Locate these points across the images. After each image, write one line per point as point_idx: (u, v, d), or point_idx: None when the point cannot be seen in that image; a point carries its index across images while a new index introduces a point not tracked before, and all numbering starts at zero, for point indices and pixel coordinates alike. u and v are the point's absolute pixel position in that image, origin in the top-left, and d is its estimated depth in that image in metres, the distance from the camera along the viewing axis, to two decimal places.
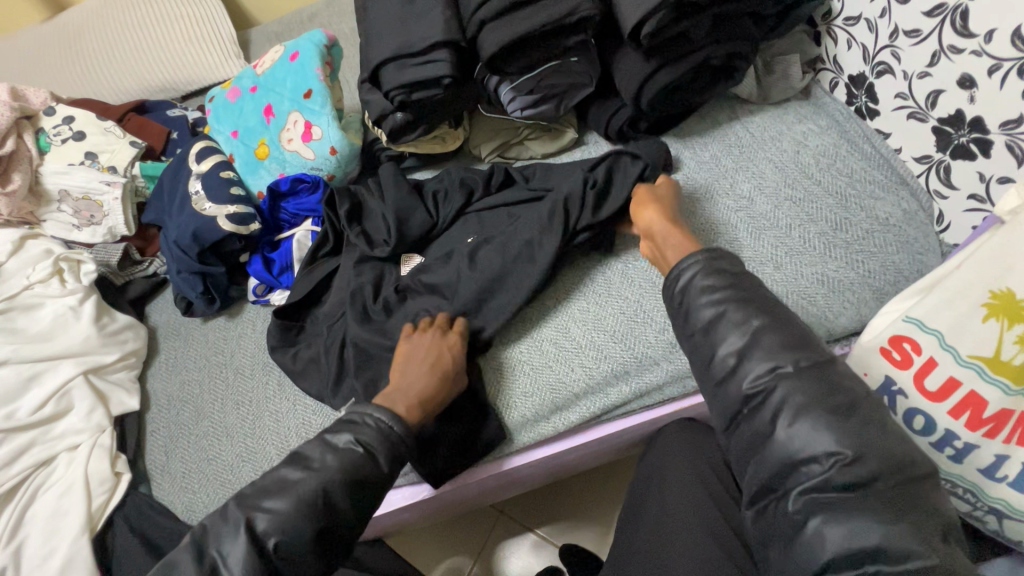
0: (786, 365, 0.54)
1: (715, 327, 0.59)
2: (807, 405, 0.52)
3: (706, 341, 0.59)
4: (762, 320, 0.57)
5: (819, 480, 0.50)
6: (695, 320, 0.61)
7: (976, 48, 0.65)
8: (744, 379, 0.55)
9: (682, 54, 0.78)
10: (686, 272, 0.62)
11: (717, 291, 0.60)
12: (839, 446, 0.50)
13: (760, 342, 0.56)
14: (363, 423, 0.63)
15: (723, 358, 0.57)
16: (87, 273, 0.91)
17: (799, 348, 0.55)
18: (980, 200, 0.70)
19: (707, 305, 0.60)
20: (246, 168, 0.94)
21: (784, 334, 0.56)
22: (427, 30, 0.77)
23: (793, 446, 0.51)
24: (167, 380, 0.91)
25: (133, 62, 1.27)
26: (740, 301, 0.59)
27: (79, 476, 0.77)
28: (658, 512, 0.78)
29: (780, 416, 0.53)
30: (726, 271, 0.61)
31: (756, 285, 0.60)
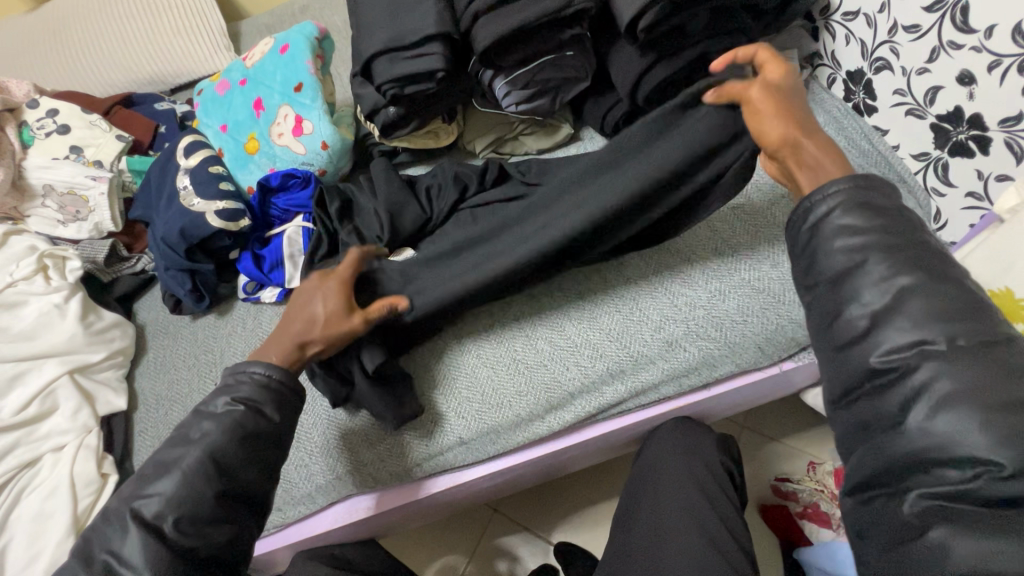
0: (936, 341, 0.44)
1: (848, 280, 0.49)
2: (957, 396, 0.43)
3: (833, 297, 0.50)
4: (913, 278, 0.47)
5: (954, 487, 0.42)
6: (823, 270, 0.51)
7: (975, 44, 0.64)
8: (874, 350, 0.47)
9: (678, 49, 0.77)
10: (822, 204, 0.51)
11: (858, 234, 0.49)
12: (997, 456, 0.41)
13: (902, 303, 0.46)
14: (238, 382, 0.61)
15: (853, 319, 0.48)
16: (72, 270, 0.89)
17: (958, 319, 0.45)
18: (978, 198, 0.70)
19: (841, 250, 0.50)
20: (236, 162, 0.92)
21: (938, 300, 0.46)
22: (420, 22, 0.75)
23: (929, 439, 0.43)
24: (155, 379, 0.89)
25: (119, 53, 1.24)
26: (890, 247, 0.48)
27: (64, 477, 0.75)
28: (653, 511, 0.77)
29: (917, 405, 0.44)
30: (878, 210, 0.50)
31: (916, 236, 0.49)
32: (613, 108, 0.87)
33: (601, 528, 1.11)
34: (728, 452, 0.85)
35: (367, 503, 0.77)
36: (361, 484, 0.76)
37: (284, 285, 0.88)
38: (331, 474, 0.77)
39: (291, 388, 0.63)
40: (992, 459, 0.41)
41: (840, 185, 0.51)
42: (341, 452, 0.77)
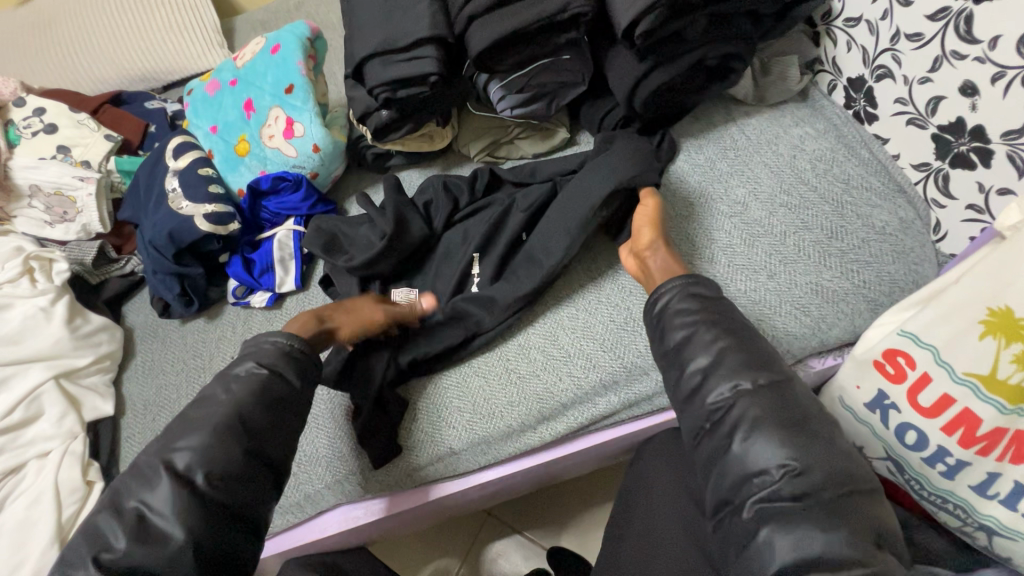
0: (746, 382, 0.56)
1: (685, 346, 0.60)
2: (762, 419, 0.53)
3: (676, 360, 0.61)
4: (727, 340, 0.59)
5: (770, 490, 0.50)
6: (667, 340, 0.62)
7: (980, 55, 0.63)
8: (707, 393, 0.57)
9: (676, 55, 0.76)
10: (664, 295, 0.64)
11: (690, 313, 0.62)
12: (787, 457, 0.51)
13: (722, 360, 0.58)
14: (261, 347, 0.66)
15: (689, 375, 0.59)
16: (59, 273, 0.87)
17: (760, 366, 0.57)
18: (979, 210, 0.69)
19: (680, 326, 0.62)
20: (225, 164, 0.90)
21: (748, 355, 0.58)
22: (413, 24, 0.74)
23: (748, 458, 0.52)
24: (143, 384, 0.88)
25: (111, 49, 1.22)
26: (711, 323, 0.61)
27: (49, 485, 0.74)
28: (645, 523, 0.76)
29: (739, 429, 0.54)
30: (703, 296, 0.63)
31: (730, 309, 0.62)
32: (610, 113, 0.86)
33: (595, 532, 1.11)
34: None
35: (361, 510, 0.77)
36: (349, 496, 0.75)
37: (274, 290, 0.88)
38: (318, 484, 0.76)
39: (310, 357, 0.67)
40: (785, 460, 0.51)
41: (678, 283, 0.65)
42: (331, 461, 0.76)
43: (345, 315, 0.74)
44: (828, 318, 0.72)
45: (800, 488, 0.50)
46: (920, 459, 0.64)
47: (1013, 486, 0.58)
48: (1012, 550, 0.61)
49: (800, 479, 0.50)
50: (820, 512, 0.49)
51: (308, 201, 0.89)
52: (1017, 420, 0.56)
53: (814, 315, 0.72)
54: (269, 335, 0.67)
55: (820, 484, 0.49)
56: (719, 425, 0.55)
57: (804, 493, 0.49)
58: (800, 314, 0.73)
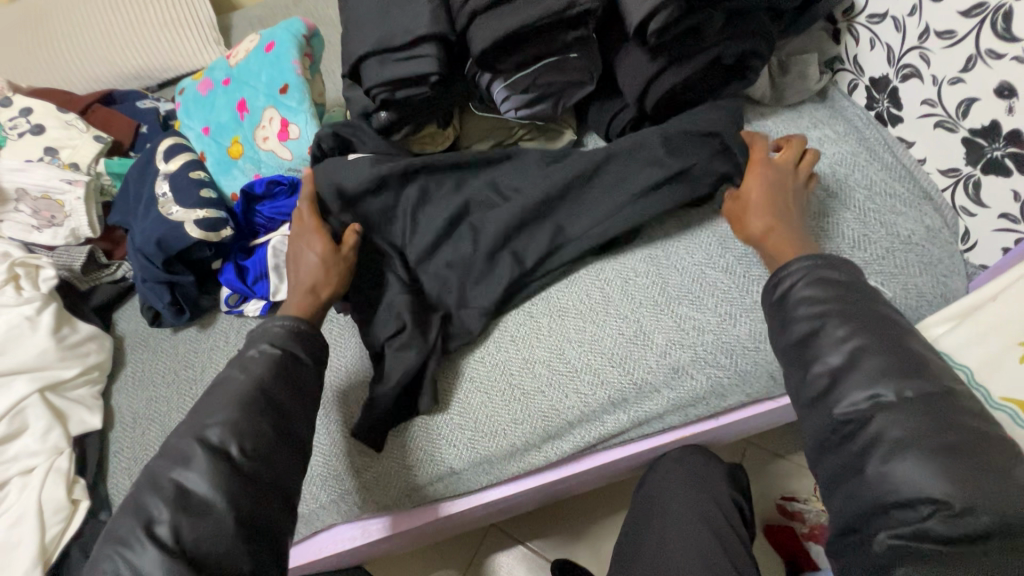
0: (888, 394, 0.49)
1: (811, 343, 0.54)
2: (906, 442, 0.47)
3: (801, 357, 0.54)
4: (866, 338, 0.51)
5: (914, 528, 0.46)
6: (788, 333, 0.56)
7: (1018, 54, 0.58)
8: (837, 403, 0.51)
9: (690, 53, 0.72)
10: (787, 278, 0.57)
11: (819, 303, 0.55)
12: (944, 494, 0.44)
13: (857, 362, 0.51)
14: (270, 330, 0.64)
15: (815, 377, 0.53)
16: (46, 279, 0.84)
17: (906, 374, 0.49)
18: (1013, 220, 0.65)
19: (803, 317, 0.55)
20: (218, 167, 0.87)
21: (890, 358, 0.50)
22: (412, 21, 0.70)
23: (884, 488, 0.47)
24: (133, 395, 0.85)
25: (103, 47, 1.18)
26: (846, 314, 0.53)
27: (32, 505, 0.71)
28: (657, 547, 0.72)
29: (874, 453, 0.48)
30: (835, 282, 0.55)
31: (869, 300, 0.54)
32: (619, 114, 0.82)
33: (602, 545, 1.08)
34: (736, 483, 0.80)
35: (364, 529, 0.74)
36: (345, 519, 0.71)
37: (268, 298, 0.84)
38: (314, 503, 0.73)
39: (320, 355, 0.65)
40: (944, 498, 0.44)
41: (800, 266, 0.58)
42: (325, 480, 0.72)
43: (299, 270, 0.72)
44: None
45: (956, 529, 0.44)
46: None
47: None
48: None
49: (957, 520, 0.44)
50: (973, 559, 0.44)
51: None
52: None
53: None
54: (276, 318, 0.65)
55: (982, 528, 0.44)
56: (848, 440, 0.50)
57: (963, 535, 0.44)
58: None
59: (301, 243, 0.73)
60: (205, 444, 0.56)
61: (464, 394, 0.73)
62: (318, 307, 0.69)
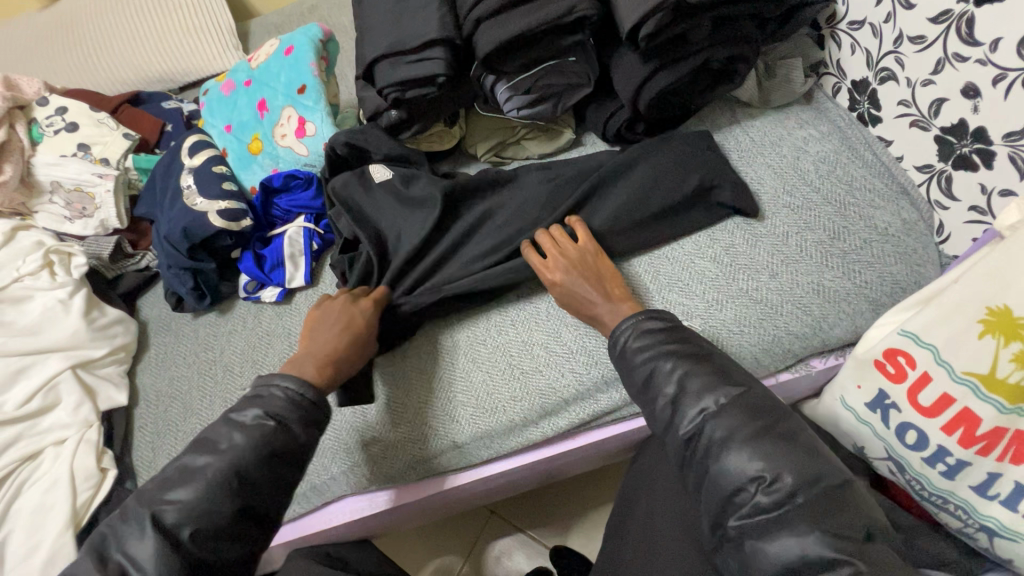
0: (711, 404, 0.57)
1: (652, 381, 0.61)
2: (729, 436, 0.55)
3: (645, 396, 0.62)
4: (683, 364, 0.60)
5: (751, 506, 0.52)
6: (635, 378, 0.63)
7: (981, 57, 0.63)
8: (680, 424, 0.58)
9: (680, 57, 0.77)
10: (621, 336, 0.64)
11: (647, 347, 0.63)
12: (761, 470, 0.52)
13: (686, 387, 0.59)
14: (268, 397, 0.62)
15: (662, 408, 0.60)
16: (78, 266, 0.90)
17: (719, 384, 0.58)
18: (981, 212, 0.69)
19: (641, 363, 0.62)
20: (239, 162, 0.93)
21: (706, 374, 0.59)
22: (422, 27, 0.75)
23: (727, 477, 0.53)
24: (156, 375, 0.90)
25: (130, 52, 1.25)
26: (669, 352, 0.62)
27: (65, 472, 0.76)
28: (646, 519, 0.77)
29: (714, 450, 0.55)
30: (660, 328, 0.64)
31: (689, 336, 0.63)
32: (615, 114, 0.87)
33: (597, 533, 1.12)
34: None
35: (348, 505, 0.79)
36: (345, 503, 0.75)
37: (284, 285, 0.90)
38: (323, 475, 0.77)
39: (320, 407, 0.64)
40: (760, 473, 0.52)
41: (626, 327, 0.65)
42: (336, 453, 0.77)
43: (325, 334, 0.71)
44: (829, 318, 0.73)
45: (778, 497, 0.51)
46: (920, 459, 0.64)
47: (1014, 487, 0.59)
48: (1013, 551, 0.60)
49: (774, 488, 0.52)
50: (802, 518, 0.50)
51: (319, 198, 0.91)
52: (1017, 420, 0.56)
53: (816, 315, 0.73)
54: (280, 380, 0.63)
55: (793, 489, 0.51)
56: (696, 452, 0.57)
57: (784, 500, 0.51)
58: (801, 313, 0.73)
59: (337, 318, 0.72)
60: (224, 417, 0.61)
61: (468, 374, 0.78)
62: (334, 375, 0.68)
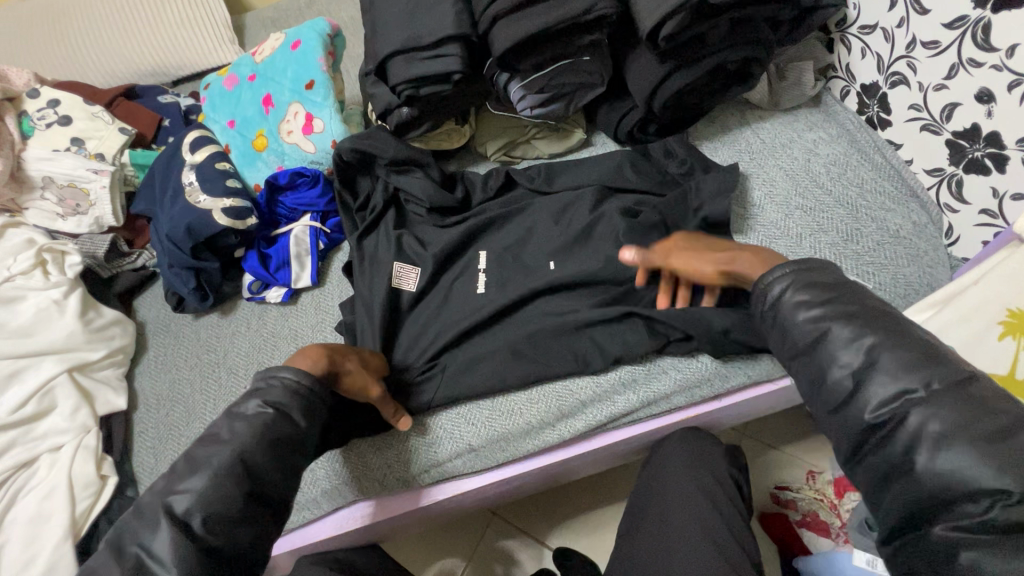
0: (916, 389, 0.47)
1: (822, 346, 0.52)
2: (949, 434, 0.44)
3: (814, 361, 0.53)
4: (874, 335, 0.50)
5: (975, 520, 0.42)
6: (795, 339, 0.54)
7: (997, 62, 0.64)
8: (866, 406, 0.48)
9: (697, 58, 0.77)
10: (774, 287, 0.56)
11: (814, 307, 0.53)
12: (1001, 483, 0.41)
13: (876, 361, 0.49)
14: (270, 385, 0.59)
15: (837, 381, 0.51)
16: (72, 265, 0.87)
17: (926, 365, 0.47)
18: (992, 215, 0.70)
19: (805, 323, 0.53)
20: (242, 159, 0.90)
21: (903, 351, 0.48)
22: (437, 23, 0.74)
23: (938, 479, 0.44)
24: (156, 378, 0.88)
25: (122, 43, 1.21)
26: (844, 315, 0.52)
27: (63, 479, 0.73)
28: (660, 520, 0.76)
29: (918, 448, 0.45)
30: (822, 283, 0.55)
31: (860, 295, 0.53)
32: (628, 114, 0.87)
33: (601, 533, 1.12)
34: (736, 463, 0.84)
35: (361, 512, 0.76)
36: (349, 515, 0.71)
37: (290, 285, 0.88)
38: (335, 480, 0.75)
39: (320, 395, 0.61)
40: (1002, 487, 0.41)
41: (784, 274, 0.56)
42: (348, 458, 0.76)
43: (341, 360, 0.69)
44: None
45: (1018, 517, 0.41)
46: None
47: None
48: None
49: (1019, 507, 0.41)
50: None
51: (325, 197, 0.89)
52: None
53: None
54: (279, 373, 0.59)
55: None
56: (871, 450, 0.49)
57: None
58: None
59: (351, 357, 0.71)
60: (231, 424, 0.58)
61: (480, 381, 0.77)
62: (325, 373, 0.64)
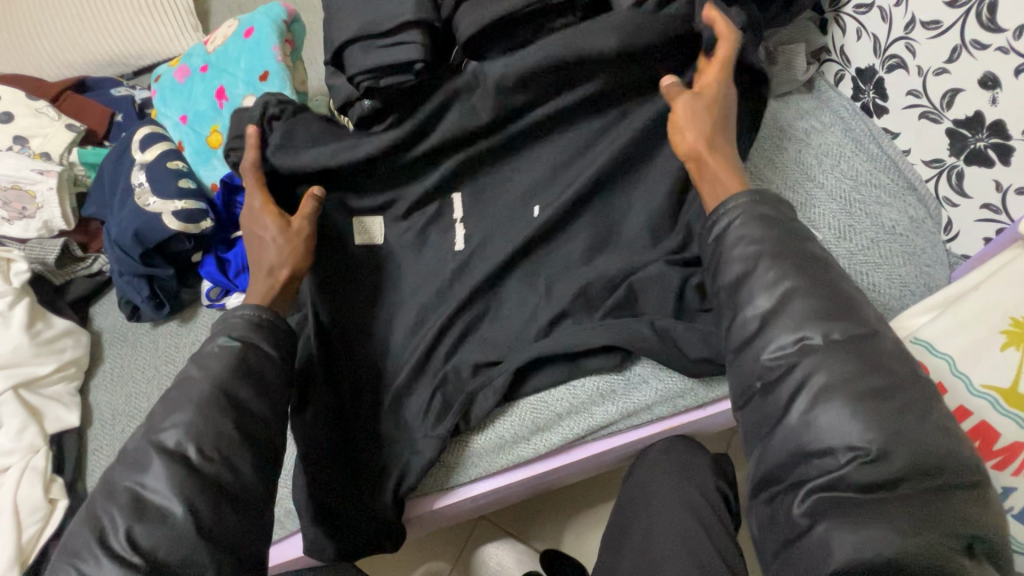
0: (814, 336, 0.48)
1: (743, 285, 0.53)
2: (831, 387, 0.46)
3: (733, 301, 0.54)
4: (796, 279, 0.51)
5: (834, 477, 0.45)
6: (723, 278, 0.55)
7: (1003, 44, 0.59)
8: (765, 348, 0.50)
9: (679, 42, 0.71)
10: (721, 220, 0.56)
11: (753, 243, 0.54)
12: (862, 442, 0.45)
13: (787, 306, 0.50)
14: (230, 322, 0.60)
15: (744, 323, 0.52)
16: (18, 273, 0.81)
17: (834, 317, 0.49)
18: (995, 210, 0.66)
19: (738, 259, 0.54)
20: (197, 157, 0.85)
21: (821, 300, 0.50)
22: (396, 7, 0.68)
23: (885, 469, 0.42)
24: (112, 391, 0.83)
25: (74, 31, 1.14)
26: (776, 254, 0.52)
27: (8, 504, 0.69)
28: (644, 537, 0.72)
29: (799, 398, 0.48)
30: (770, 219, 0.55)
31: (799, 238, 0.54)
32: None
33: (591, 534, 1.09)
34: (724, 474, 0.80)
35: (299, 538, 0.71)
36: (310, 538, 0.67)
37: None
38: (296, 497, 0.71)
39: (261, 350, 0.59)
40: (864, 446, 0.44)
41: (733, 203, 0.56)
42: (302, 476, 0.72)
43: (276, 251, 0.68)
44: None
45: (876, 476, 0.44)
46: None
47: None
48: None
49: (873, 468, 0.44)
50: (896, 509, 0.43)
51: None
52: None
53: None
54: (239, 307, 0.61)
55: (897, 474, 0.44)
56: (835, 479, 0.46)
57: (880, 484, 0.44)
58: None
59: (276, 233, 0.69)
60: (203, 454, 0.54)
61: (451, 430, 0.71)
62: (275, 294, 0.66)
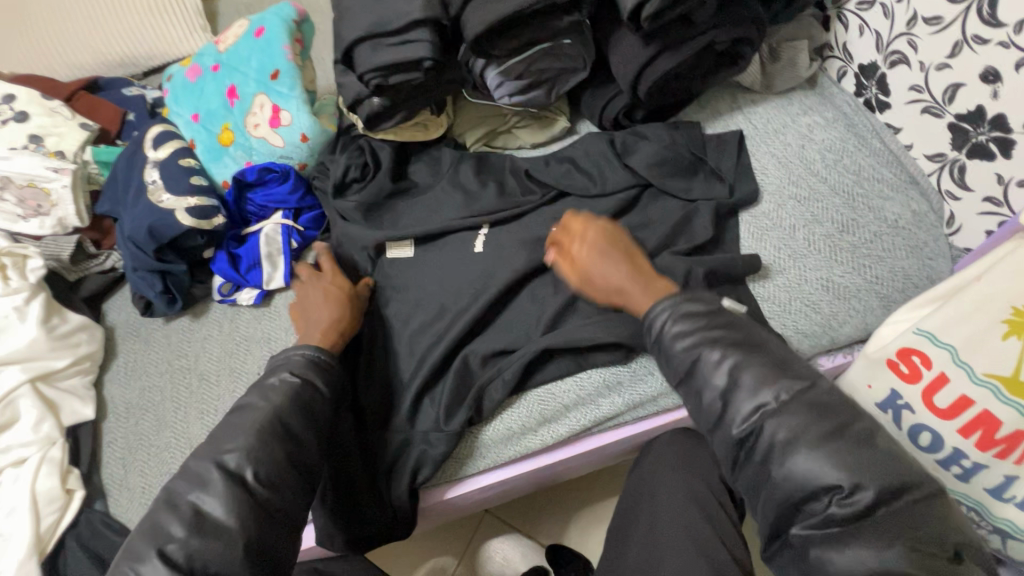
0: (770, 402, 0.50)
1: (695, 373, 0.54)
2: (792, 442, 0.49)
3: (692, 387, 0.55)
4: (736, 357, 0.53)
5: (821, 517, 0.47)
6: (675, 366, 0.56)
7: (1004, 39, 0.60)
8: (733, 423, 0.52)
9: (683, 40, 0.72)
10: (657, 319, 0.57)
11: (689, 334, 0.55)
12: (839, 479, 0.47)
13: (739, 381, 0.52)
14: (290, 360, 0.62)
15: (710, 403, 0.53)
16: (35, 269, 0.82)
17: (780, 377, 0.51)
18: (997, 203, 0.66)
19: (683, 351, 0.55)
20: (208, 155, 0.86)
21: (762, 366, 0.52)
22: (404, 6, 0.69)
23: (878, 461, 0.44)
24: (126, 385, 0.84)
25: (85, 32, 1.15)
26: (714, 339, 0.54)
27: (26, 494, 0.71)
28: (649, 529, 0.73)
29: (774, 455, 0.49)
30: (699, 312, 0.56)
31: (732, 320, 0.56)
32: (613, 101, 0.83)
33: (596, 528, 1.10)
34: None
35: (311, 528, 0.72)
36: (321, 528, 0.69)
37: (262, 286, 0.84)
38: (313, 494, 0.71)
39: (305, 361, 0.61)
40: (837, 483, 0.47)
41: (663, 304, 0.57)
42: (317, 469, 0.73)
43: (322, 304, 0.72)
44: (840, 315, 0.70)
45: (854, 510, 0.46)
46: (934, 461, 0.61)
47: None
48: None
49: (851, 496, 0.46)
50: (871, 532, 0.46)
51: (295, 192, 0.84)
52: None
53: (825, 313, 0.70)
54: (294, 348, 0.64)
55: (874, 501, 0.46)
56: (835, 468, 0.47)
57: (862, 513, 0.46)
58: (810, 310, 0.70)
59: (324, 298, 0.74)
60: (225, 441, 0.56)
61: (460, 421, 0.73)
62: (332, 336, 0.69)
